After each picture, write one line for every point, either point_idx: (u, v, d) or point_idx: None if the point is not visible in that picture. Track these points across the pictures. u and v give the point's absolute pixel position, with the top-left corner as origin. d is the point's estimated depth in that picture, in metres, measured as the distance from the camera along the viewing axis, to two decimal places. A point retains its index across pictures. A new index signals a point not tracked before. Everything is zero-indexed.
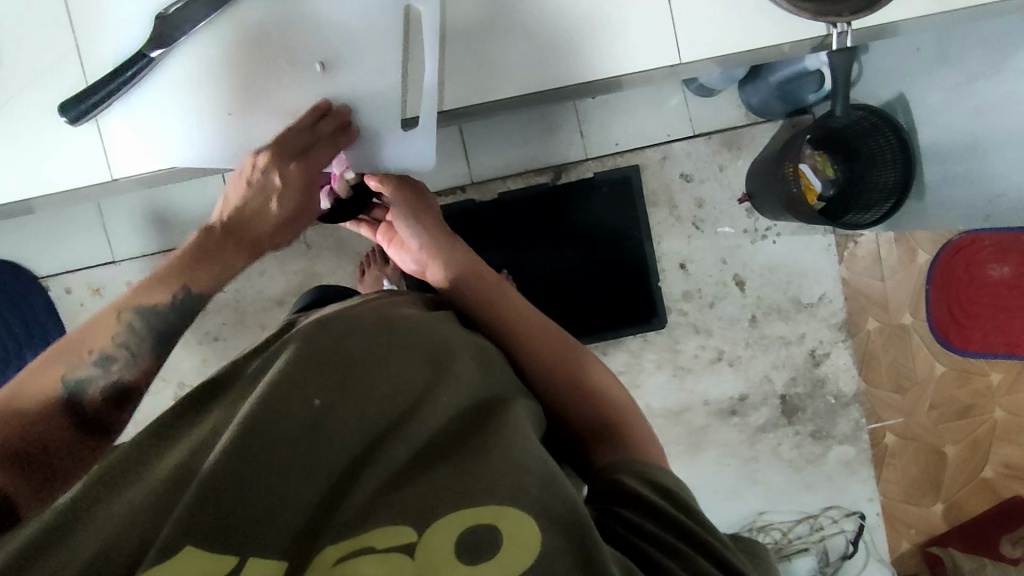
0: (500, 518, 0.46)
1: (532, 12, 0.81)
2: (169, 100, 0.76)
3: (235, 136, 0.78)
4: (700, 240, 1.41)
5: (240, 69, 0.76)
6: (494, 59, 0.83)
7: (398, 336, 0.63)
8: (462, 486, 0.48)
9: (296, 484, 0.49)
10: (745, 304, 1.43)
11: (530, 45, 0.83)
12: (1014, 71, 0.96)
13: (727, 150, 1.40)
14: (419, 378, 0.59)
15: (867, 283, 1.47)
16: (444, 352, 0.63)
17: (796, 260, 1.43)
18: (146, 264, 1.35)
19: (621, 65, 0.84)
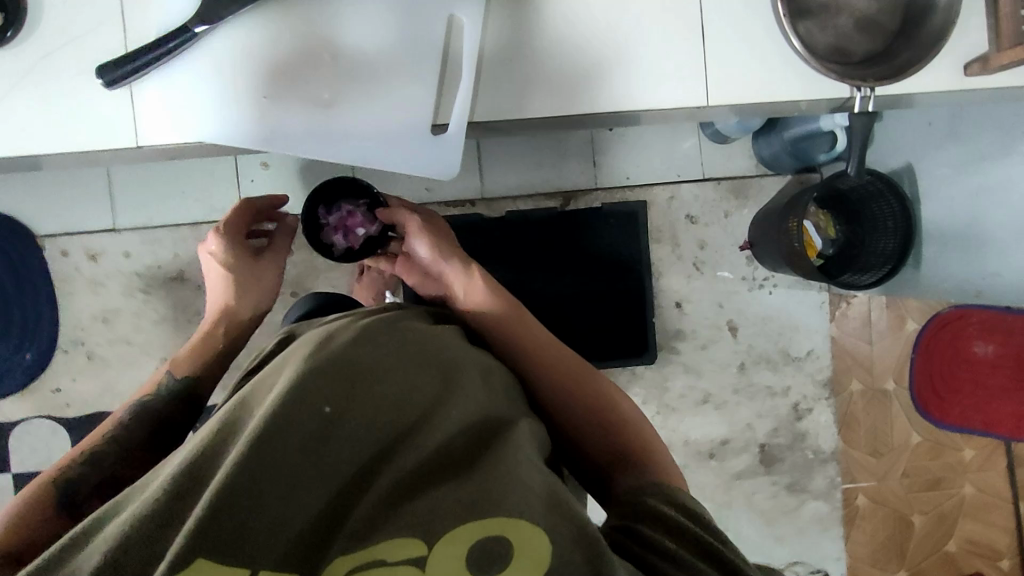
0: (507, 530, 0.47)
1: (571, 36, 0.84)
2: (206, 76, 0.76)
3: (267, 120, 0.78)
4: (698, 282, 1.43)
5: (280, 55, 0.77)
6: (529, 76, 0.84)
7: (406, 346, 0.64)
8: (473, 498, 0.49)
9: (303, 493, 0.48)
10: (734, 350, 1.45)
11: (566, 66, 0.84)
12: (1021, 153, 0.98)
13: (735, 198, 1.42)
14: (426, 388, 0.59)
15: (856, 344, 1.49)
16: (452, 368, 0.63)
17: (790, 314, 1.45)
18: (148, 237, 1.35)
19: (652, 99, 0.85)
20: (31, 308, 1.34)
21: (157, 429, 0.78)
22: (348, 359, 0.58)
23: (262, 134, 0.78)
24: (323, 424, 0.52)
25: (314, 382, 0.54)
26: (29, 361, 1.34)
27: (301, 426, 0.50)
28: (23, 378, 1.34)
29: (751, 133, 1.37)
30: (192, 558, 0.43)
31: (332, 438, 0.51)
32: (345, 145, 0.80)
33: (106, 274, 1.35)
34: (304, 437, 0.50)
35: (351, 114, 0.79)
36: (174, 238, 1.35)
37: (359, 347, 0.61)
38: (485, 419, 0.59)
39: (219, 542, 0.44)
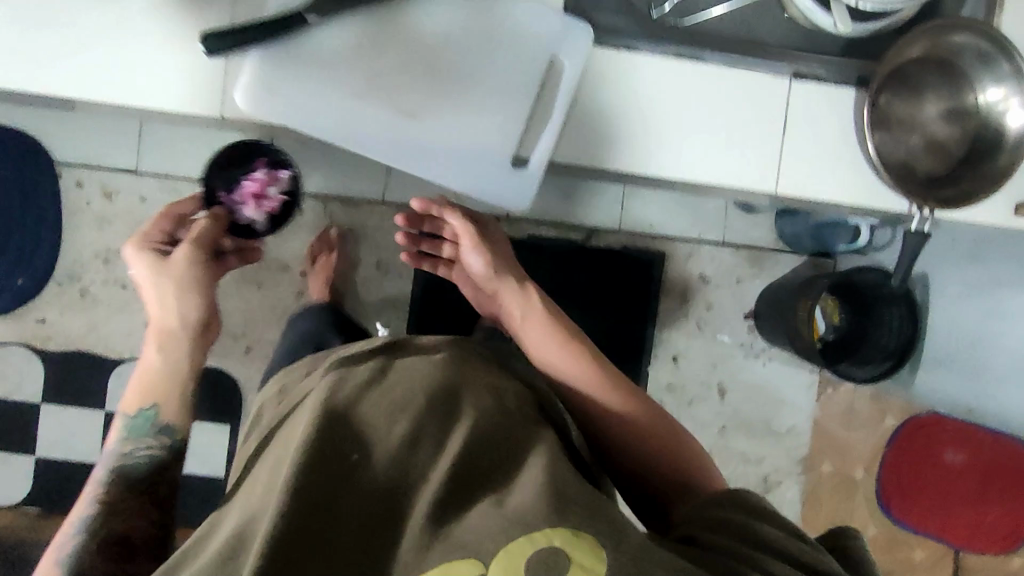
0: (551, 536, 0.52)
1: (655, 105, 0.72)
2: (304, 62, 0.71)
3: (362, 124, 0.74)
4: (698, 340, 1.45)
5: (386, 60, 0.72)
6: (608, 123, 0.71)
7: (416, 372, 0.69)
8: (506, 521, 0.54)
9: (354, 523, 0.56)
10: (719, 413, 1.47)
11: (655, 136, 0.73)
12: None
13: (749, 267, 1.45)
14: (440, 412, 0.65)
15: (834, 429, 1.53)
16: (456, 384, 0.69)
17: (778, 388, 1.48)
18: (168, 187, 1.33)
19: (735, 177, 0.71)
20: (34, 233, 1.31)
21: (154, 497, 0.80)
22: (372, 396, 0.65)
23: (353, 140, 0.74)
24: (357, 467, 0.60)
25: (345, 430, 0.62)
26: (21, 285, 1.30)
27: (331, 474, 0.58)
28: (8, 301, 1.30)
29: (777, 209, 1.40)
30: None
31: (361, 481, 0.59)
32: (429, 165, 0.76)
33: (116, 214, 1.32)
34: (343, 483, 0.58)
35: (448, 134, 0.75)
36: (195, 193, 1.33)
37: (381, 384, 0.67)
38: (504, 431, 0.64)
39: None
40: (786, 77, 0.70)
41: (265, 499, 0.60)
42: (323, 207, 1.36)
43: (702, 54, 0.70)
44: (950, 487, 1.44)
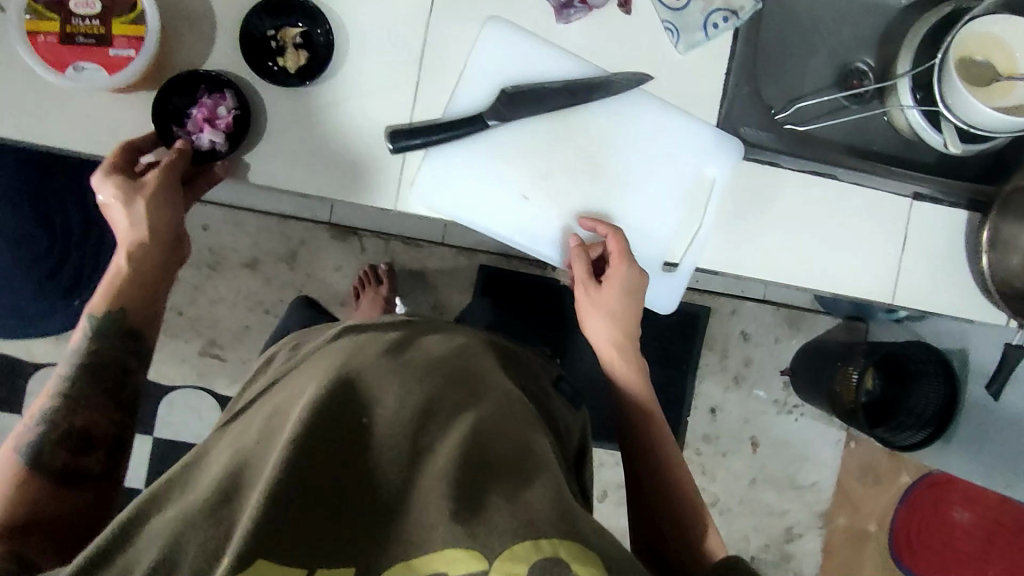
0: (564, 551, 0.44)
1: (792, 218, 0.72)
2: (483, 161, 0.65)
3: (540, 225, 0.67)
4: (735, 394, 1.51)
5: (564, 161, 0.66)
6: (747, 230, 0.71)
7: (432, 353, 0.59)
8: (526, 516, 0.45)
9: (355, 495, 0.45)
10: (750, 465, 1.52)
11: (796, 248, 0.72)
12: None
13: (787, 326, 1.51)
14: (458, 390, 0.55)
15: (853, 484, 1.59)
16: (474, 371, 0.60)
17: (805, 444, 1.54)
18: (230, 216, 1.33)
19: (853, 290, 0.74)
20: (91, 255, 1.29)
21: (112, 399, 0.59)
22: (395, 358, 0.56)
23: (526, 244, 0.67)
24: (368, 430, 0.49)
25: (359, 382, 0.51)
26: (75, 307, 1.28)
27: (338, 427, 0.47)
28: (60, 323, 1.28)
29: None
30: (253, 560, 0.39)
31: (368, 445, 0.48)
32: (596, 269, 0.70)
33: None
34: (347, 439, 0.47)
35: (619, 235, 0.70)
36: (258, 225, 1.34)
37: (403, 353, 0.57)
38: (518, 422, 0.55)
39: (279, 547, 0.41)
40: (905, 199, 0.74)
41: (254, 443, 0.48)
42: (384, 245, 1.38)
43: (837, 174, 0.72)
44: (955, 545, 1.53)
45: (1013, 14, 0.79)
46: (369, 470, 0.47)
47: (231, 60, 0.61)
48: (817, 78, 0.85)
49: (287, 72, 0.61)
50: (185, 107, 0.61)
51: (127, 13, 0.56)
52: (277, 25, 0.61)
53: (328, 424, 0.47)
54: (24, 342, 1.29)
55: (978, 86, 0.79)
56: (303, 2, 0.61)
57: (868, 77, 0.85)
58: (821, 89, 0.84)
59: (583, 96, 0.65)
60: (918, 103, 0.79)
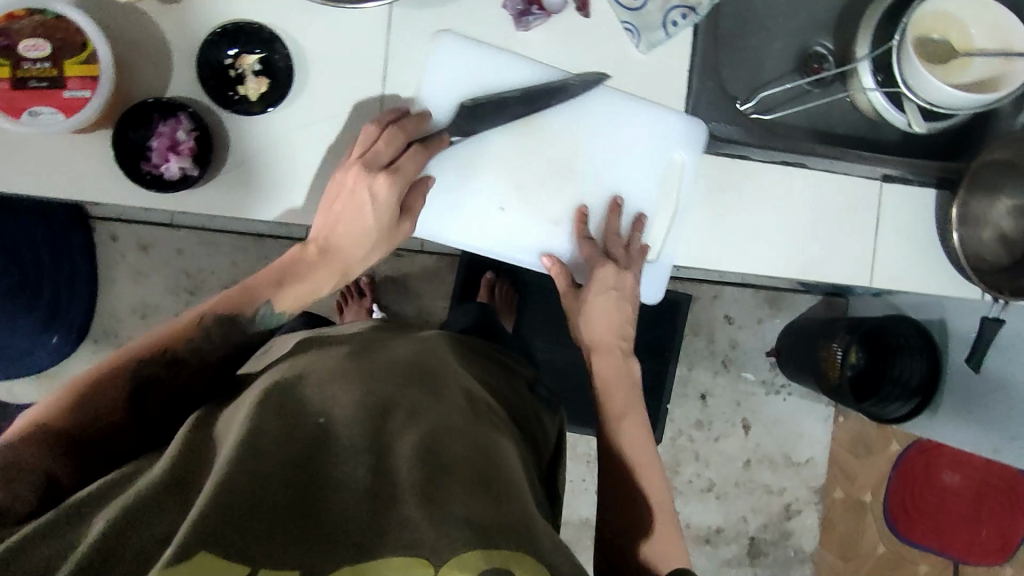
0: (514, 562, 0.42)
1: (766, 208, 0.73)
2: (446, 175, 0.65)
3: (519, 234, 0.68)
4: (723, 378, 1.52)
5: (523, 166, 0.67)
6: (721, 223, 0.72)
7: (392, 361, 0.59)
8: (482, 518, 0.44)
9: (309, 495, 0.44)
10: (743, 446, 1.54)
11: (772, 238, 0.73)
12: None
13: (769, 307, 1.53)
14: (414, 393, 0.55)
15: (845, 456, 1.61)
16: (433, 376, 0.59)
17: (796, 421, 1.56)
18: (206, 240, 1.32)
19: (831, 276, 0.74)
20: (67, 290, 1.27)
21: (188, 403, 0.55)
22: (361, 369, 0.57)
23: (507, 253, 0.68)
24: (329, 435, 0.49)
25: (309, 397, 0.52)
26: (55, 344, 1.26)
27: (290, 432, 0.47)
28: (42, 361, 1.27)
29: None
30: (194, 552, 0.38)
31: (323, 449, 0.48)
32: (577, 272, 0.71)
33: (154, 268, 1.31)
34: (305, 440, 0.48)
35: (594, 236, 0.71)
36: (235, 246, 1.32)
37: (370, 364, 0.58)
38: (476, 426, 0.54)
39: (221, 539, 0.39)
40: (875, 182, 0.75)
41: (206, 445, 0.47)
42: None
43: (807, 162, 0.72)
44: (950, 509, 1.57)
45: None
46: (324, 473, 0.46)
47: (191, 90, 0.60)
48: (778, 64, 0.85)
49: (248, 100, 0.61)
50: (144, 138, 0.59)
51: (78, 53, 0.55)
52: (233, 54, 0.61)
53: (279, 430, 0.47)
54: (7, 383, 1.27)
55: (935, 65, 0.80)
56: (256, 29, 0.60)
57: (827, 61, 0.86)
58: (783, 77, 0.85)
59: (542, 102, 0.64)
60: (880, 84, 0.80)
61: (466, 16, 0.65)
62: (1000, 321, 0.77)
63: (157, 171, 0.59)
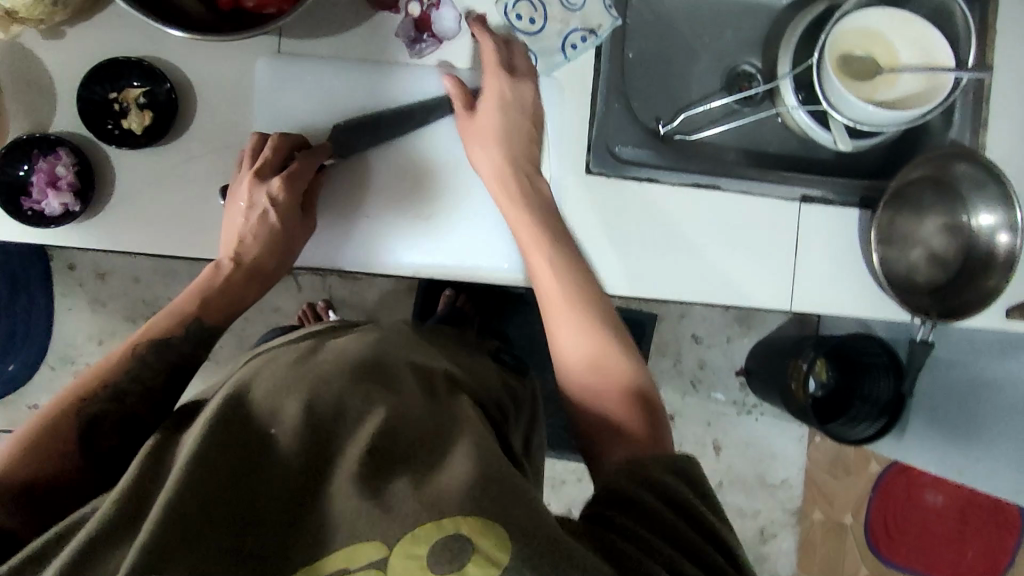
0: (465, 528, 0.38)
1: (677, 230, 0.70)
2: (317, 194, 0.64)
3: (398, 253, 0.65)
4: (692, 398, 1.49)
5: (390, 176, 0.65)
6: (630, 246, 0.69)
7: (347, 347, 0.55)
8: (436, 491, 0.40)
9: (254, 497, 0.40)
10: (714, 468, 1.51)
11: (686, 261, 0.71)
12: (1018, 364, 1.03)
13: (738, 325, 1.50)
14: (367, 370, 0.50)
15: (824, 478, 1.56)
16: (390, 357, 0.55)
17: (769, 442, 1.52)
18: (163, 267, 1.32)
19: (748, 299, 0.72)
20: (24, 318, 1.28)
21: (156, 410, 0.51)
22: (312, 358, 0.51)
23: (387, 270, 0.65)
24: (271, 432, 0.44)
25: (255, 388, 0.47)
26: (12, 371, 1.27)
27: (232, 431, 0.43)
28: None
29: None
30: None
31: (270, 443, 0.43)
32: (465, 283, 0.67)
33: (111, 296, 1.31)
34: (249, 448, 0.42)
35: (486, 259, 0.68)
36: (190, 271, 1.32)
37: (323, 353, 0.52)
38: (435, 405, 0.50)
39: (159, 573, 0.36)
40: (794, 203, 0.73)
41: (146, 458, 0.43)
42: (322, 281, 1.36)
43: (720, 183, 0.71)
44: (931, 529, 1.58)
45: (891, 5, 0.78)
46: (270, 470, 0.42)
47: (73, 125, 0.60)
48: (704, 85, 0.85)
49: (132, 132, 0.60)
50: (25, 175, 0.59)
51: None
52: (116, 88, 0.60)
53: (223, 430, 0.43)
54: None
55: (859, 82, 0.78)
56: (134, 62, 0.59)
57: (756, 79, 0.86)
58: (709, 98, 0.84)
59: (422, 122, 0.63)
60: (803, 102, 0.79)
61: (358, 44, 0.64)
62: (930, 345, 0.74)
63: (39, 207, 0.59)
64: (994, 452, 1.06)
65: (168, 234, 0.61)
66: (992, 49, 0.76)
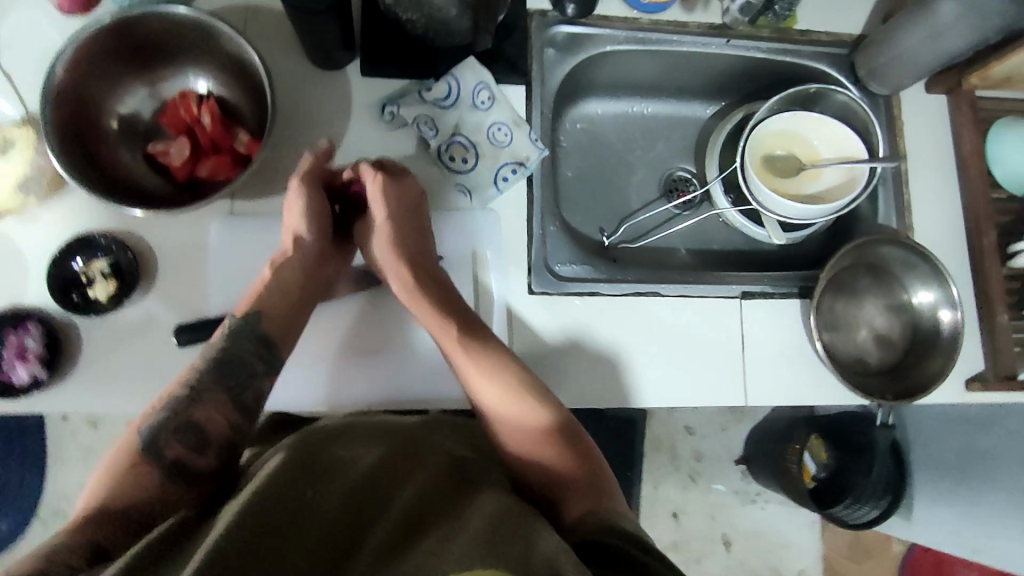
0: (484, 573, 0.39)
1: (624, 338, 0.73)
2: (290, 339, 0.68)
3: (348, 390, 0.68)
4: (692, 492, 1.45)
5: (354, 311, 0.69)
6: (576, 359, 0.72)
7: (375, 432, 0.59)
8: (473, 543, 0.42)
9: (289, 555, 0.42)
10: (727, 566, 1.44)
11: (639, 366, 0.72)
12: (1003, 429, 1.01)
13: (730, 412, 1.48)
14: (390, 453, 0.54)
15: (845, 564, 1.49)
16: (412, 439, 0.58)
17: (781, 530, 1.47)
18: None
19: (703, 399, 0.73)
20: None
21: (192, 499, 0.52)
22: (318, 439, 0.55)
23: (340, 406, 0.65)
24: (314, 501, 0.46)
25: (297, 459, 0.50)
26: None
27: (283, 495, 0.46)
28: None
29: None
30: None
31: (306, 512, 0.45)
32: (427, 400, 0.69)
33: None
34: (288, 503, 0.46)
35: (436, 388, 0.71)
36: None
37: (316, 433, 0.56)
38: (451, 477, 0.54)
39: None
40: (735, 300, 0.76)
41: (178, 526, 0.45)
42: None
43: (661, 289, 0.74)
44: None
45: (802, 107, 0.84)
46: (306, 535, 0.44)
47: (44, 299, 0.64)
48: (644, 193, 0.88)
49: (97, 301, 0.64)
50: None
51: None
52: (82, 262, 0.64)
53: (269, 495, 0.45)
54: None
55: (786, 180, 0.83)
56: (98, 237, 0.64)
57: (692, 182, 0.90)
58: (649, 207, 0.87)
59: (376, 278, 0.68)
60: (734, 203, 0.84)
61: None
62: None
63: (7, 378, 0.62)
64: (999, 521, 1.02)
65: (133, 394, 0.64)
66: (902, 139, 0.81)
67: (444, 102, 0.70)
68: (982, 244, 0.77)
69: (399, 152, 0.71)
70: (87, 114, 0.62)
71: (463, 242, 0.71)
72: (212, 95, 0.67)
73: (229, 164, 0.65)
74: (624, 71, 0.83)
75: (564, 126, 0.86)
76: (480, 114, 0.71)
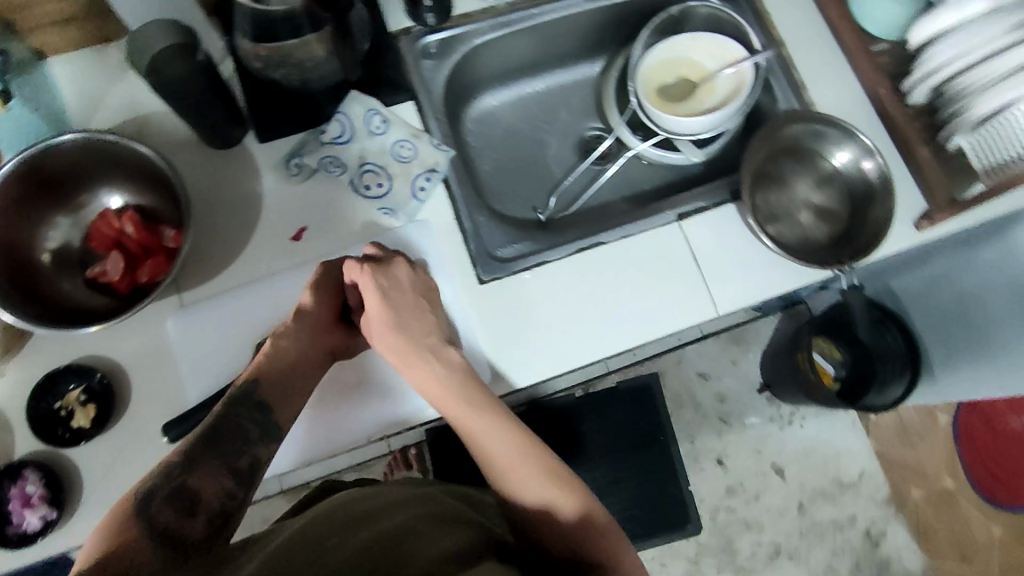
0: None
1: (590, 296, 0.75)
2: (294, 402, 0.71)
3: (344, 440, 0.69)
4: (730, 435, 1.45)
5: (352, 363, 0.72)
6: (544, 330, 0.73)
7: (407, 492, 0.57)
8: None
9: None
10: (788, 493, 1.43)
11: (606, 315, 0.74)
12: (981, 263, 1.03)
13: (736, 345, 1.50)
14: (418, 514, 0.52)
15: (901, 452, 1.50)
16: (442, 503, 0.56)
17: (827, 440, 1.46)
18: None
19: (675, 324, 0.75)
20: None
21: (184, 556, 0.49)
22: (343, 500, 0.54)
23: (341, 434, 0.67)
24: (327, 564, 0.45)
25: (319, 526, 0.49)
26: None
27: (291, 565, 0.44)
28: None
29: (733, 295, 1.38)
30: None
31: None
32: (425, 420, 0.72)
33: None
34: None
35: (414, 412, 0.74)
36: None
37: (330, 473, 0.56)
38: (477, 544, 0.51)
39: None
40: (673, 223, 0.78)
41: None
42: None
43: (603, 237, 0.77)
44: None
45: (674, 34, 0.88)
46: None
47: (34, 445, 0.66)
48: (563, 162, 0.91)
49: (82, 427, 0.66)
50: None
51: None
52: (59, 396, 0.66)
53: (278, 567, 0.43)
54: None
55: (684, 102, 0.86)
56: (64, 368, 0.67)
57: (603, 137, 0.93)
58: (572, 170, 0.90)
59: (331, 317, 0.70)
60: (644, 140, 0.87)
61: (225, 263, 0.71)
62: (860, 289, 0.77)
63: (21, 527, 0.64)
64: (1012, 349, 1.03)
65: None
66: (774, 30, 0.85)
67: (341, 139, 0.74)
68: (880, 95, 0.80)
69: (319, 198, 0.74)
70: (19, 257, 0.65)
71: (407, 253, 0.74)
72: (131, 207, 0.70)
73: (163, 262, 0.68)
74: (504, 59, 0.87)
75: (469, 129, 0.90)
76: (380, 138, 0.75)
